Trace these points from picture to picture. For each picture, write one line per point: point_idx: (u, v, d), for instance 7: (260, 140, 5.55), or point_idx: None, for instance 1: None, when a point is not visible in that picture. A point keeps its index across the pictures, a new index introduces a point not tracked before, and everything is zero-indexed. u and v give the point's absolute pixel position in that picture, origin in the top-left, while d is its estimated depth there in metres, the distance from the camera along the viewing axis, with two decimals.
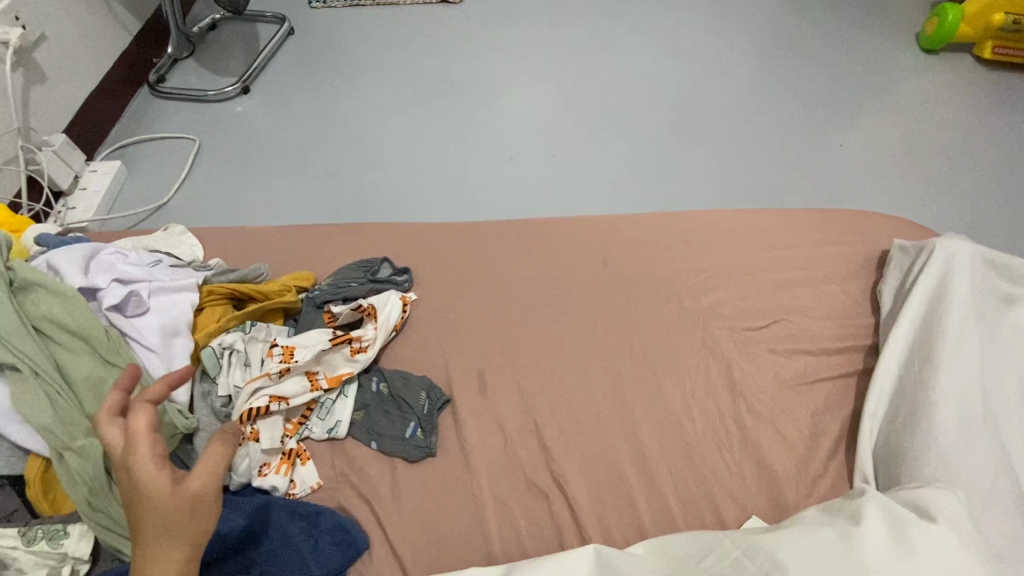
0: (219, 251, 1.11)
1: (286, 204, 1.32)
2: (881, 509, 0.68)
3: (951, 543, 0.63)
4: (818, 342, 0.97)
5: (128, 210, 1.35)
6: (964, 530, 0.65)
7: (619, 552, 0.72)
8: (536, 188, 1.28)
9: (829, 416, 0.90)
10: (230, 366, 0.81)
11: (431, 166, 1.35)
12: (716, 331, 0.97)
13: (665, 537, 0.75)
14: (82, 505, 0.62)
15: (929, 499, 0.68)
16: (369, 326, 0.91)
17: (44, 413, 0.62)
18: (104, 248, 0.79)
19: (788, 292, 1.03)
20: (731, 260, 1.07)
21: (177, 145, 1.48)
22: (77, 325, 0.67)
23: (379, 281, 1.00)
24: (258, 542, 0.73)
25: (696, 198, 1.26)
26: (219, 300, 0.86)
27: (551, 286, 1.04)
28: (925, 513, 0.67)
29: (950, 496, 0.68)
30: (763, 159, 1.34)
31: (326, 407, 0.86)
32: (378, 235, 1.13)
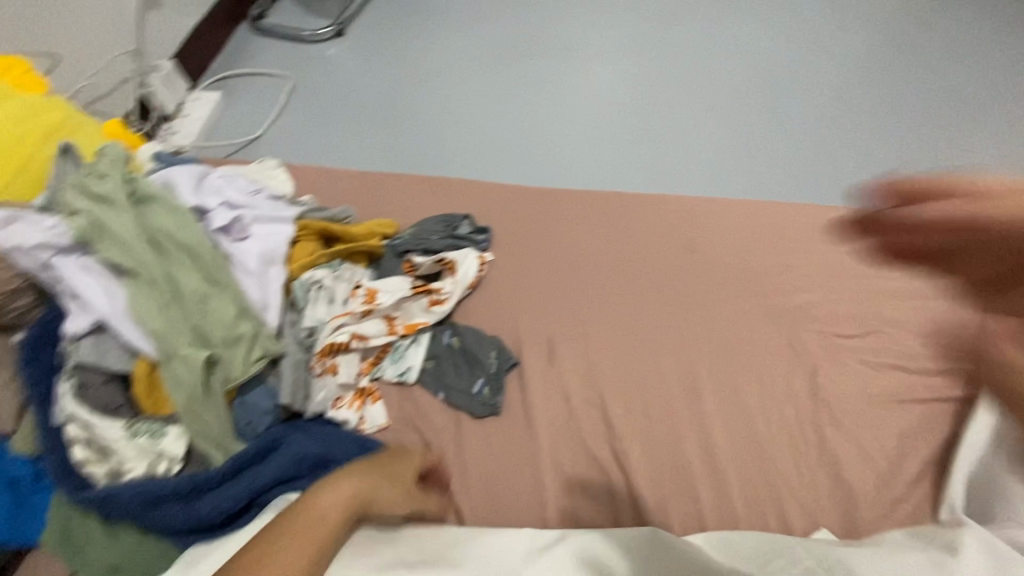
0: (307, 188, 1.13)
1: (370, 150, 1.33)
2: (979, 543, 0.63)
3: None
4: (916, 360, 0.90)
5: (223, 140, 1.41)
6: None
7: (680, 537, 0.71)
8: (621, 161, 1.24)
9: (920, 440, 0.84)
10: (317, 299, 0.84)
11: (516, 126, 1.32)
12: (803, 332, 0.92)
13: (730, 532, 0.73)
14: (182, 408, 0.67)
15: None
16: (447, 280, 0.92)
17: (156, 320, 0.67)
18: (213, 172, 0.82)
19: (888, 303, 0.96)
20: (828, 260, 1.00)
21: (272, 82, 1.52)
22: (187, 242, 0.70)
23: (458, 238, 0.99)
24: (326, 469, 0.74)
25: (794, 189, 1.18)
26: (312, 236, 0.88)
27: (632, 264, 1.00)
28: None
29: None
30: (876, 154, 1.22)
31: (399, 352, 0.88)
32: (459, 190, 1.12)
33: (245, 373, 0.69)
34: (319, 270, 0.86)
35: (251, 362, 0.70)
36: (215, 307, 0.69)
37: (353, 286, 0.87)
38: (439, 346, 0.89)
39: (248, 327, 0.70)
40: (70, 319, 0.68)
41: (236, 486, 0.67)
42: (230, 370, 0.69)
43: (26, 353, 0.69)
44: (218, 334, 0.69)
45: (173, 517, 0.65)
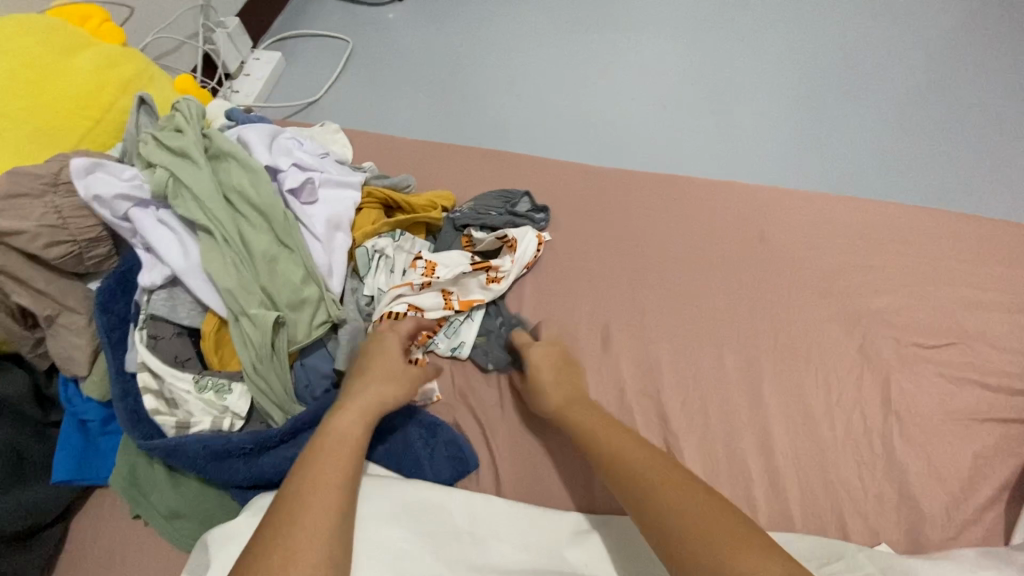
0: (367, 154, 1.12)
1: (428, 119, 1.31)
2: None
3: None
4: (1000, 377, 0.84)
5: (283, 101, 1.41)
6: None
7: None
8: (687, 145, 1.18)
9: (998, 461, 0.79)
10: (380, 270, 0.83)
11: (578, 102, 1.27)
12: (877, 338, 0.87)
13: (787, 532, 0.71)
14: (248, 367, 0.67)
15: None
16: (507, 257, 0.89)
17: (228, 278, 0.67)
18: (284, 132, 0.81)
19: (973, 314, 0.89)
20: (909, 264, 0.94)
21: (332, 44, 1.50)
22: (260, 201, 0.70)
23: (517, 215, 0.96)
24: (382, 438, 0.78)
25: (873, 186, 1.10)
26: (375, 204, 0.88)
27: (697, 253, 0.96)
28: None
29: None
30: (969, 151, 1.13)
31: (453, 327, 0.87)
32: (519, 164, 1.09)
33: (308, 337, 0.69)
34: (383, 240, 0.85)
35: (314, 326, 0.70)
36: (283, 270, 0.69)
37: (414, 257, 0.85)
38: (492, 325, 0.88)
39: (313, 292, 0.69)
40: (144, 270, 0.69)
41: (296, 447, 0.68)
42: (295, 334, 0.69)
43: (101, 301, 0.70)
44: (284, 296, 0.68)
45: (238, 473, 0.66)
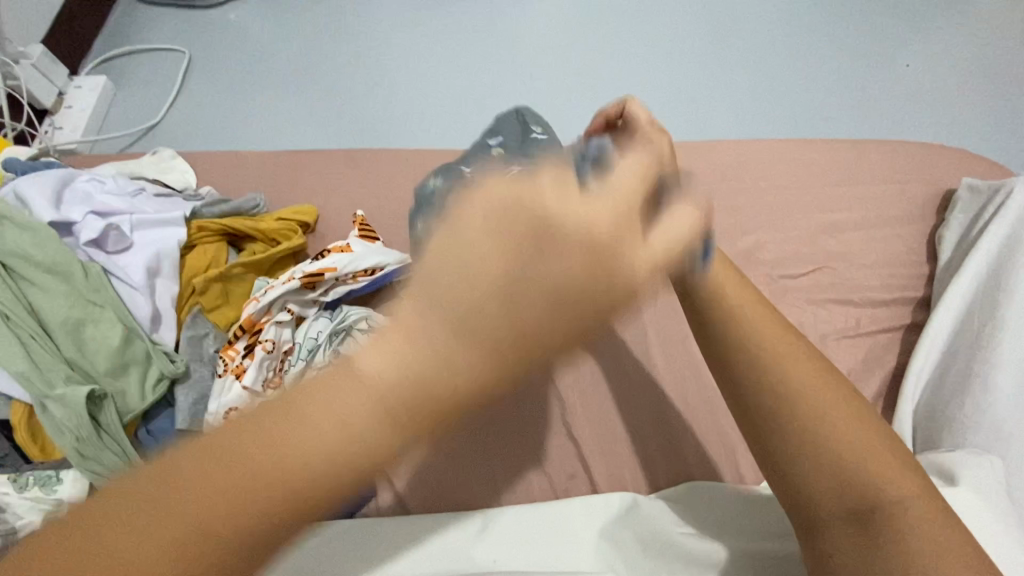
0: (216, 177, 1.03)
1: (285, 122, 1.20)
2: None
3: (976, 503, 0.57)
4: (864, 292, 0.89)
5: (119, 130, 1.25)
6: (989, 492, 0.59)
7: (647, 502, 0.70)
8: (558, 115, 1.16)
9: (869, 374, 0.83)
10: (262, 318, 0.75)
11: (443, 84, 1.21)
12: (751, 277, 0.90)
13: (699, 485, 0.73)
14: (70, 454, 0.59)
15: (955, 463, 0.62)
16: (347, 283, 0.81)
17: (18, 357, 0.59)
18: (79, 174, 0.72)
19: (834, 236, 0.94)
20: (772, 199, 0.98)
21: (165, 58, 1.34)
22: (50, 261, 0.63)
23: (390, 255, 0.84)
24: None
25: (733, 129, 1.14)
26: (211, 238, 0.78)
27: None
28: (946, 478, 0.60)
29: (988, 463, 0.62)
30: (820, 81, 1.18)
31: (307, 349, 0.76)
32: (385, 161, 1.03)
33: (143, 401, 0.64)
34: (385, 317, 0.82)
35: (148, 388, 0.65)
36: (95, 335, 0.63)
37: (297, 316, 0.79)
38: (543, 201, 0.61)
39: (139, 351, 0.64)
40: None
41: None
42: (126, 403, 0.63)
43: None
44: (103, 364, 0.62)
45: None
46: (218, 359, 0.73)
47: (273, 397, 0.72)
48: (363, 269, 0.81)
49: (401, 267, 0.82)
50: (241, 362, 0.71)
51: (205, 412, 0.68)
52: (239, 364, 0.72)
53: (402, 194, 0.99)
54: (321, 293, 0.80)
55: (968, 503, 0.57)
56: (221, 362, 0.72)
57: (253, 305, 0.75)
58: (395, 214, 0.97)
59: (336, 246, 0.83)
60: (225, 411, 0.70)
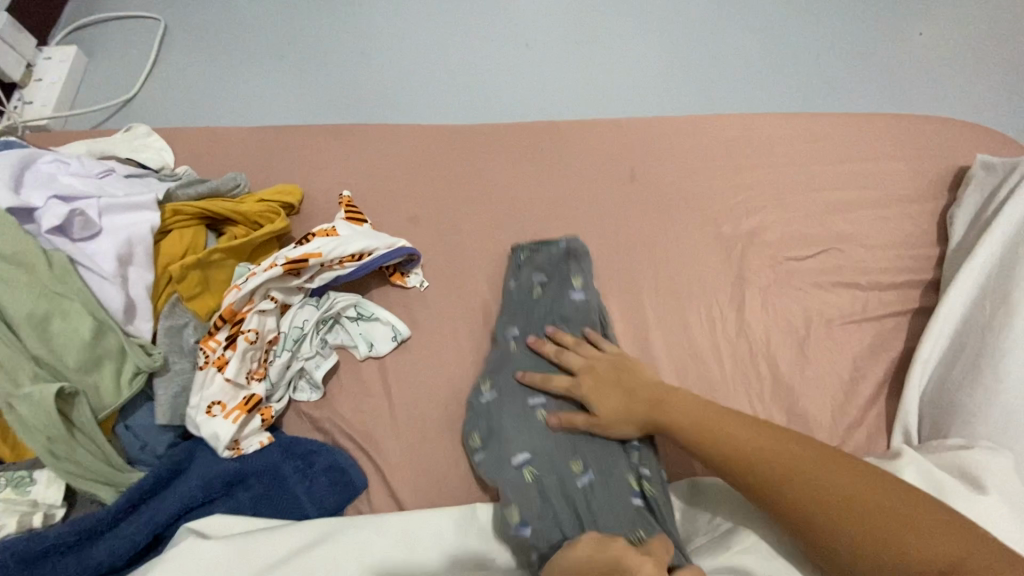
0: (194, 154, 0.97)
1: (266, 95, 1.14)
2: (922, 476, 0.62)
3: (1002, 511, 0.58)
4: (871, 275, 0.86)
5: (92, 104, 1.19)
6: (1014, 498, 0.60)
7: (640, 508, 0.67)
8: (555, 88, 1.10)
9: (875, 360, 0.80)
10: (244, 307, 0.72)
11: (432, 54, 1.15)
12: (755, 259, 0.86)
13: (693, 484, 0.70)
14: (44, 453, 0.57)
15: (977, 465, 0.61)
16: (335, 269, 0.77)
17: None
18: (41, 155, 0.68)
19: (842, 216, 0.91)
20: (777, 177, 0.94)
21: (138, 26, 1.26)
22: (11, 253, 0.60)
23: (379, 238, 0.80)
24: (246, 484, 0.68)
25: (737, 103, 1.09)
26: (186, 221, 0.74)
27: (571, 204, 0.91)
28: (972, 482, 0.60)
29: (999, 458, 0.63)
30: (831, 51, 1.12)
31: (293, 338, 0.74)
32: (372, 138, 0.98)
33: (118, 397, 0.61)
34: (374, 305, 0.80)
35: (122, 382, 0.62)
36: (62, 329, 0.59)
37: (283, 304, 0.76)
38: (614, 454, 0.70)
39: (110, 345, 0.61)
40: None
41: (135, 523, 0.61)
42: (99, 399, 0.61)
43: None
44: (72, 360, 0.59)
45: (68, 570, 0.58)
46: (199, 350, 0.70)
47: (258, 390, 0.71)
48: (349, 254, 0.77)
49: (391, 253, 0.79)
50: (223, 354, 0.68)
51: (186, 407, 0.65)
52: (221, 356, 0.69)
53: (391, 173, 0.94)
54: (309, 280, 0.77)
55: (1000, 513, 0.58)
56: (201, 353, 0.69)
57: (233, 294, 0.70)
58: (384, 193, 0.92)
59: (320, 229, 0.79)
60: (207, 405, 0.68)
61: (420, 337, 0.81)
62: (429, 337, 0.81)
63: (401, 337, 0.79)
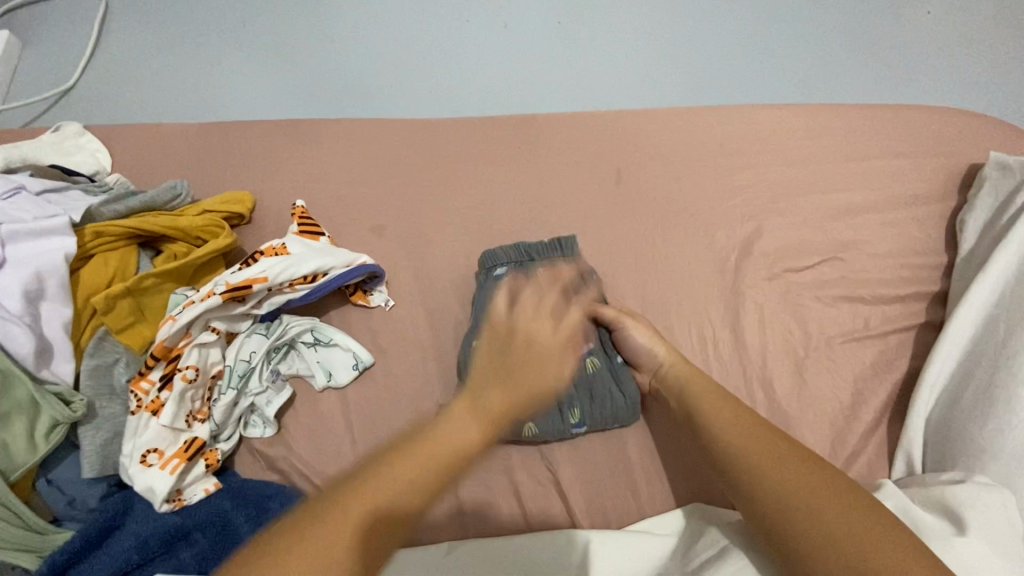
0: (136, 156, 0.88)
1: (216, 85, 1.03)
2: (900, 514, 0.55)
3: (989, 558, 0.49)
4: (875, 287, 0.79)
5: (26, 97, 1.07)
6: (1008, 546, 0.51)
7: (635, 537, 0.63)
8: (535, 78, 1.01)
9: (878, 381, 0.75)
10: (179, 341, 0.64)
11: (399, 37, 1.04)
12: (750, 271, 0.79)
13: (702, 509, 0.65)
14: None
15: (964, 504, 0.54)
16: (287, 291, 0.69)
17: None
18: None
19: (844, 222, 0.83)
20: (775, 178, 0.86)
21: (74, 6, 1.14)
22: None
23: (335, 254, 0.72)
24: (190, 539, 0.60)
25: (734, 93, 1.00)
26: (114, 243, 0.65)
27: (551, 210, 0.83)
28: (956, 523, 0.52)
29: (994, 495, 0.54)
30: (835, 34, 1.03)
31: (239, 373, 0.67)
32: (332, 136, 0.89)
33: (32, 454, 0.55)
34: (332, 329, 0.72)
35: (37, 438, 0.55)
36: None
37: (228, 333, 0.68)
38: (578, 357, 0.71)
39: (19, 398, 0.55)
40: None
41: None
42: (10, 458, 0.54)
43: None
44: None
45: None
46: (132, 393, 0.62)
47: (200, 433, 0.64)
48: (301, 276, 0.69)
49: (349, 272, 0.71)
50: (156, 396, 0.61)
51: (115, 459, 0.58)
52: (155, 399, 0.62)
53: (353, 176, 0.85)
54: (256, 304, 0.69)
55: (984, 560, 0.49)
56: (133, 396, 0.62)
57: (167, 327, 0.62)
58: (346, 200, 0.84)
59: (269, 247, 0.70)
60: (141, 453, 0.61)
61: (385, 364, 0.74)
62: (395, 364, 0.74)
63: (363, 365, 0.72)
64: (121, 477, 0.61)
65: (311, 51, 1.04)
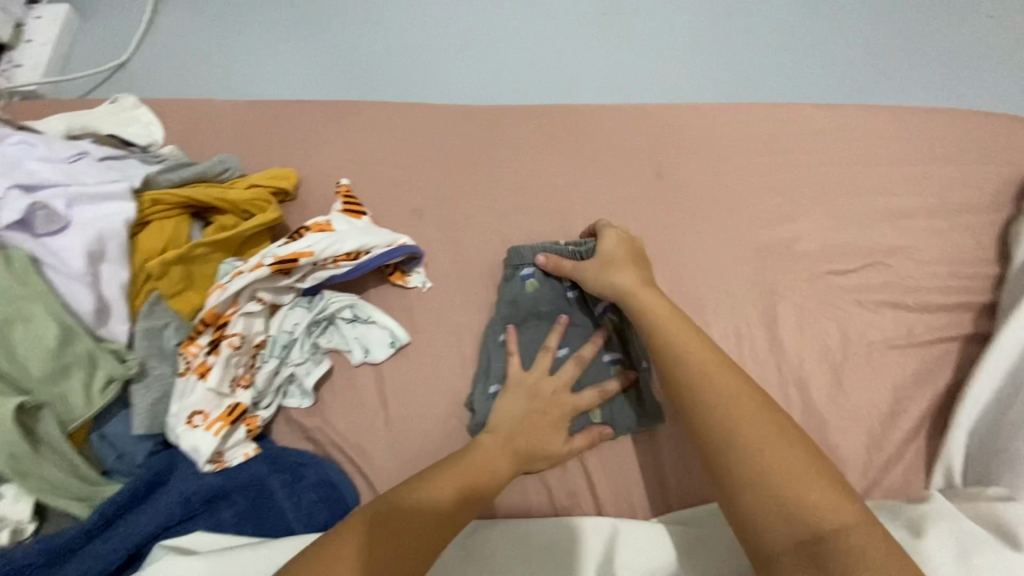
0: (187, 130, 0.90)
1: (264, 65, 1.05)
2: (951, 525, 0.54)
3: None
4: (920, 295, 0.78)
5: (83, 70, 1.11)
6: None
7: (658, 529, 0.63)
8: (578, 68, 1.00)
9: (918, 390, 0.73)
10: (226, 308, 0.66)
11: (444, 23, 1.04)
12: (790, 271, 0.78)
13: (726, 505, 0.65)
14: (6, 470, 0.54)
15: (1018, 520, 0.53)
16: (329, 267, 0.71)
17: None
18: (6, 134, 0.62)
19: (891, 226, 0.81)
20: (820, 178, 0.84)
21: None
22: None
23: (378, 234, 0.73)
24: (229, 500, 0.63)
25: (781, 90, 0.98)
26: (169, 211, 0.67)
27: (590, 201, 0.83)
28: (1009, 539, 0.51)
29: None
30: (889, 33, 1.00)
31: (282, 343, 0.69)
32: (376, 119, 0.90)
33: (88, 408, 0.57)
34: (371, 307, 0.74)
35: (93, 393, 0.57)
36: (25, 336, 0.55)
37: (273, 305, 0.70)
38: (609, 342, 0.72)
39: (78, 353, 0.56)
40: None
41: (109, 541, 0.58)
42: (68, 410, 0.57)
43: None
44: (37, 369, 0.55)
45: None
46: (181, 356, 0.64)
47: (243, 399, 0.66)
48: (345, 253, 0.70)
49: (390, 251, 0.73)
50: (204, 360, 0.63)
51: (163, 418, 0.60)
52: (203, 362, 0.64)
53: (395, 158, 0.86)
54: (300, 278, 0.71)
55: None
56: (182, 359, 0.64)
57: (217, 295, 0.65)
58: (388, 182, 0.85)
59: (315, 223, 0.72)
60: (187, 414, 0.63)
61: (420, 344, 0.75)
62: (429, 345, 0.75)
63: (399, 343, 0.73)
64: (166, 435, 0.63)
65: (357, 34, 1.05)
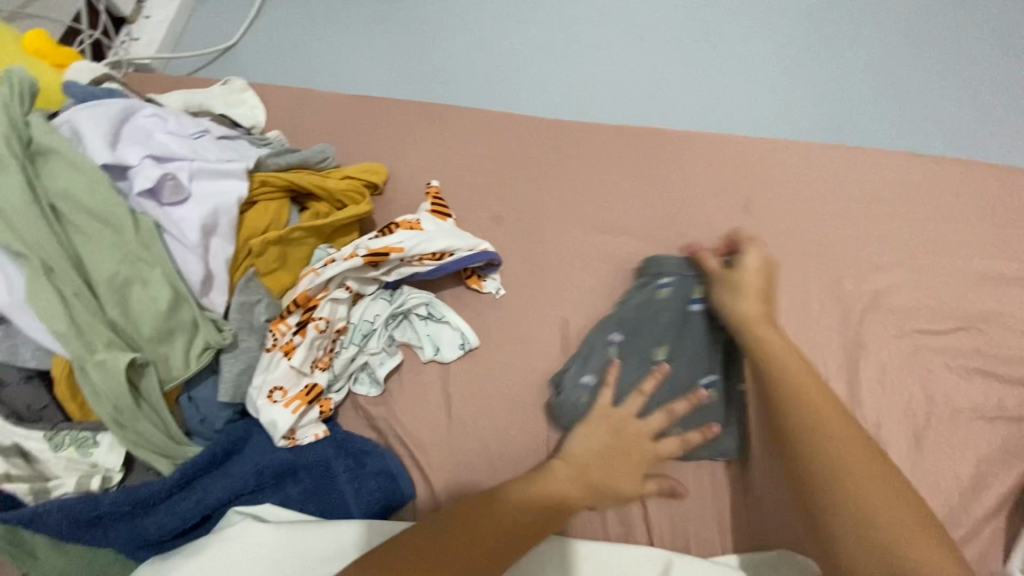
0: (287, 116, 0.95)
1: (361, 61, 1.09)
2: None
3: None
4: (1013, 366, 0.74)
5: (193, 50, 1.18)
6: None
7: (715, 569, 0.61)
8: (667, 93, 1.00)
9: (1003, 467, 0.69)
10: (315, 292, 0.68)
11: (538, 37, 1.06)
12: (874, 324, 0.76)
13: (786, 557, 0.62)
14: (108, 419, 0.57)
15: None
16: (414, 264, 0.73)
17: (59, 318, 0.55)
18: (141, 106, 0.66)
19: (986, 290, 0.78)
20: (913, 232, 0.81)
21: None
22: (99, 207, 0.58)
23: (463, 238, 0.75)
24: (296, 477, 0.65)
25: (876, 136, 0.95)
26: (273, 193, 0.70)
27: (671, 228, 0.82)
28: None
29: None
30: (999, 88, 0.96)
31: (361, 332, 0.72)
32: (465, 124, 0.92)
33: (186, 370, 0.60)
34: (446, 307, 0.75)
35: (191, 357, 0.61)
36: (141, 296, 0.59)
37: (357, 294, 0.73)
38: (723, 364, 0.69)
39: (184, 318, 0.60)
40: None
41: (186, 501, 0.61)
42: (168, 370, 0.60)
43: None
44: (147, 328, 0.59)
45: (119, 536, 0.59)
46: (269, 332, 0.67)
47: (320, 381, 0.68)
48: (431, 252, 0.72)
49: (473, 256, 0.74)
50: (291, 340, 0.66)
51: (249, 389, 0.63)
52: (289, 341, 0.67)
53: (481, 165, 0.88)
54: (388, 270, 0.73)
55: None
56: (271, 336, 0.66)
57: (310, 279, 0.67)
58: (472, 187, 0.86)
59: (405, 220, 0.73)
60: (268, 389, 0.65)
61: (489, 350, 0.76)
62: (497, 351, 0.76)
63: (469, 346, 0.74)
64: (247, 406, 0.66)
65: (453, 40, 1.08)
